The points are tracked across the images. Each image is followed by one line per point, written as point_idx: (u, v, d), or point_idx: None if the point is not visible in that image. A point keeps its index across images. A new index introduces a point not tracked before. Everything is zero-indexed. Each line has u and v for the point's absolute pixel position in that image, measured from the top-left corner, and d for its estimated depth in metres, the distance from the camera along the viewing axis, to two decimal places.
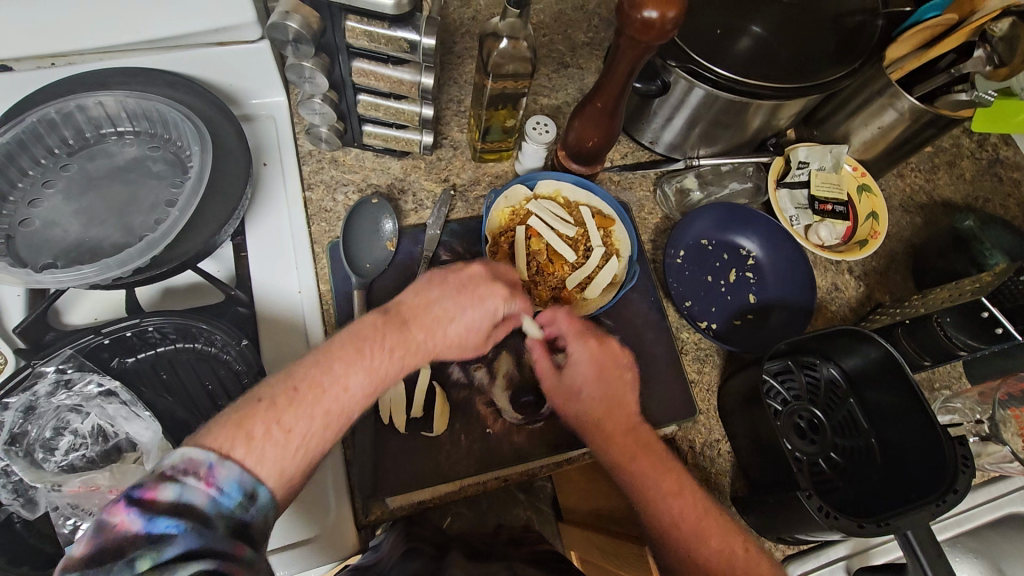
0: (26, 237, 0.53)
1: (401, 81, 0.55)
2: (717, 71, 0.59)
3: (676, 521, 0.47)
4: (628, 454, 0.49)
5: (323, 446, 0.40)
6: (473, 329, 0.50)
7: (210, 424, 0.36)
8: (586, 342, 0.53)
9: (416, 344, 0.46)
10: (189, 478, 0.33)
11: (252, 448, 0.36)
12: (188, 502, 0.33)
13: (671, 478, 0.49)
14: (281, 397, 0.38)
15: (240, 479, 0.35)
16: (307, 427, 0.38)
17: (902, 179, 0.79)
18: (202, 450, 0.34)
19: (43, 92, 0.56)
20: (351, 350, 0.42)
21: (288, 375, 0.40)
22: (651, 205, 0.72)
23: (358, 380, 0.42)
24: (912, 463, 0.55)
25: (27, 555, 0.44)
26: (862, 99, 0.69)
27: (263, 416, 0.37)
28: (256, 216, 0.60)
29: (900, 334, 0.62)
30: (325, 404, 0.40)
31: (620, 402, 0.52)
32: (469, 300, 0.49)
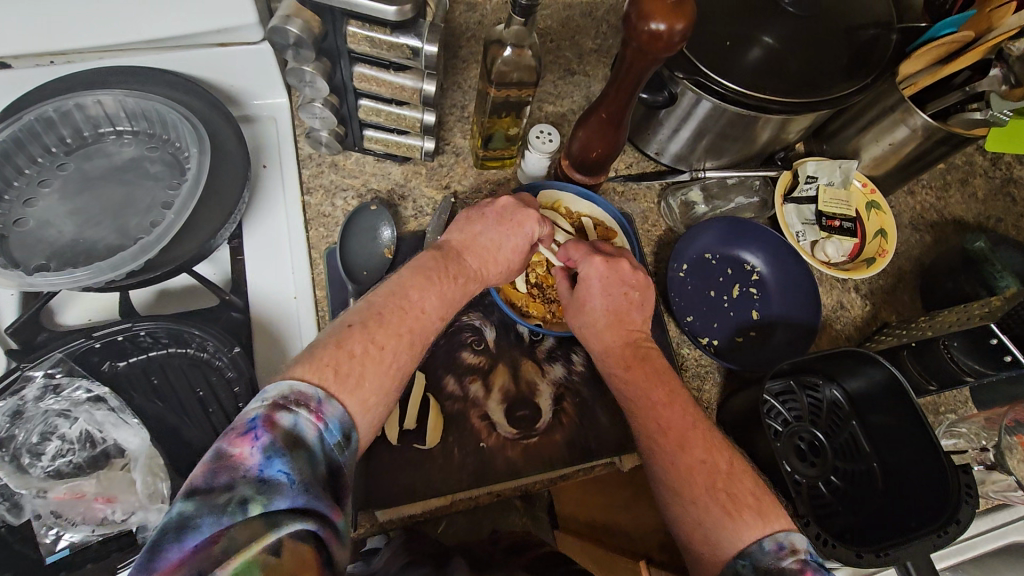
0: (21, 237, 0.52)
1: (403, 87, 0.54)
2: (725, 84, 0.57)
3: (663, 429, 0.47)
4: (624, 362, 0.52)
5: (413, 361, 0.44)
6: (517, 254, 0.54)
7: (312, 349, 0.40)
8: (593, 260, 0.54)
9: (472, 272, 0.52)
10: (302, 410, 0.35)
11: (355, 363, 0.40)
12: (301, 436, 0.34)
13: (664, 388, 0.50)
14: (370, 321, 0.43)
15: (341, 419, 0.37)
16: (396, 346, 0.43)
17: (912, 197, 0.77)
18: (311, 385, 0.37)
19: (42, 90, 0.56)
20: (422, 278, 0.48)
21: (373, 301, 0.45)
22: (655, 217, 0.71)
23: (432, 303, 0.47)
24: (914, 487, 0.54)
25: (9, 562, 0.43)
26: (873, 114, 0.67)
27: (360, 337, 0.41)
28: (254, 220, 0.60)
29: (905, 356, 0.61)
30: (407, 325, 0.44)
31: (626, 319, 0.54)
32: (509, 228, 0.54)
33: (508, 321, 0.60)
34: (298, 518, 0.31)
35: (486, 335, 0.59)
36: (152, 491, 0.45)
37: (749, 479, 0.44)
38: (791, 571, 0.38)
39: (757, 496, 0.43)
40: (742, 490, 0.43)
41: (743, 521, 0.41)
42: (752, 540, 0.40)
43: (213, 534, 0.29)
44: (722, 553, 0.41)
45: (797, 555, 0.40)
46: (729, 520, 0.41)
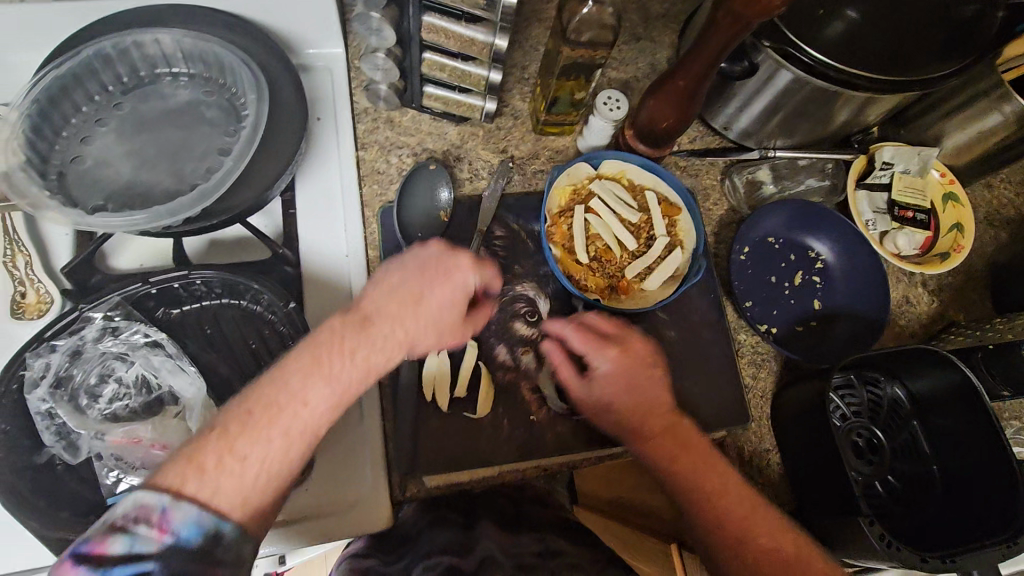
0: (78, 175, 0.51)
1: (473, 41, 0.52)
2: (812, 54, 0.53)
3: (722, 525, 0.44)
4: (666, 453, 0.47)
5: (292, 468, 0.36)
6: (447, 310, 0.43)
7: (164, 460, 0.33)
8: (609, 353, 0.49)
9: (381, 339, 0.40)
10: (141, 527, 0.31)
11: (206, 479, 0.33)
12: (136, 557, 0.30)
13: (713, 478, 0.46)
14: (233, 424, 0.35)
15: (198, 519, 0.32)
16: (265, 453, 0.34)
17: (990, 190, 0.73)
18: (152, 493, 0.32)
19: (101, 25, 0.54)
20: (309, 357, 0.37)
21: (241, 398, 0.36)
22: (717, 195, 0.68)
23: (319, 393, 0.37)
24: (979, 495, 0.51)
25: (67, 500, 0.43)
26: (963, 99, 0.63)
27: (214, 450, 0.33)
28: (307, 173, 0.58)
29: (979, 359, 0.58)
30: (283, 425, 0.35)
31: (657, 401, 0.48)
32: (436, 278, 0.43)
33: (562, 294, 0.58)
34: None
35: (540, 307, 0.57)
36: None
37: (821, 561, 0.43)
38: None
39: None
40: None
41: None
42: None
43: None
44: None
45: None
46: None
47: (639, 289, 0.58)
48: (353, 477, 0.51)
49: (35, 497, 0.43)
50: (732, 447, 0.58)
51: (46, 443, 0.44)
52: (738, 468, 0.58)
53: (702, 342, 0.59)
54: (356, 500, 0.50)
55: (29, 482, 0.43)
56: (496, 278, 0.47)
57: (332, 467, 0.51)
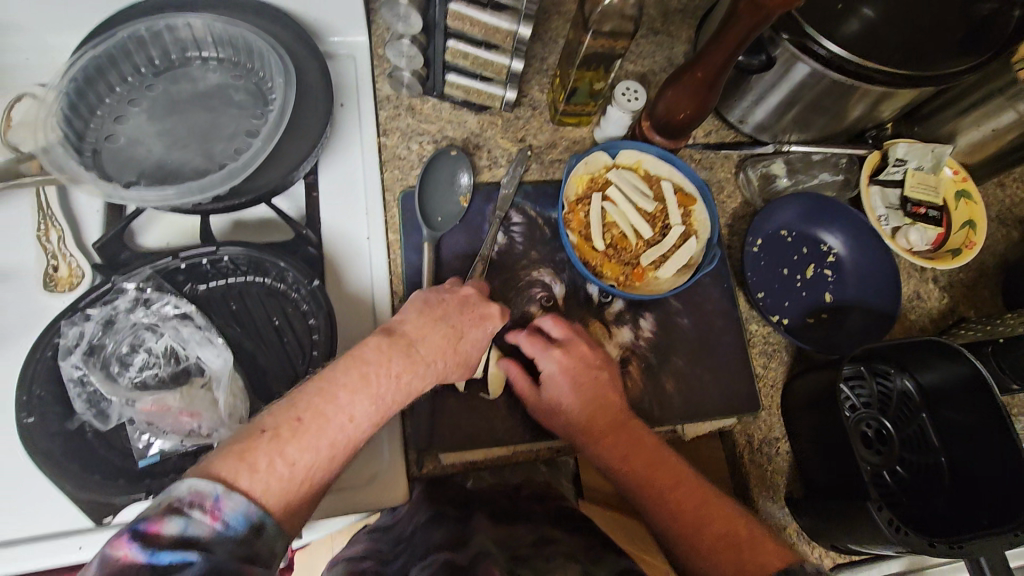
0: (112, 153, 0.53)
1: (498, 29, 0.53)
2: (828, 48, 0.54)
3: (674, 516, 0.47)
4: (618, 451, 0.50)
5: (328, 476, 0.39)
6: (474, 351, 0.50)
7: (212, 454, 0.35)
8: (552, 354, 0.53)
9: (423, 366, 0.45)
10: (195, 511, 0.32)
11: (257, 478, 0.35)
12: (190, 539, 0.31)
13: (664, 470, 0.49)
14: (283, 428, 0.37)
15: (247, 510, 0.33)
16: (311, 460, 0.37)
17: (1002, 189, 0.74)
18: (208, 480, 0.33)
19: (135, 9, 0.55)
20: (357, 375, 0.41)
21: (287, 405, 0.39)
22: (731, 187, 0.68)
23: (364, 408, 0.41)
24: (985, 487, 0.52)
25: (98, 464, 0.45)
26: (979, 96, 0.64)
27: (266, 449, 0.36)
28: (331, 156, 0.59)
29: (990, 354, 0.58)
30: (329, 436, 0.39)
31: (605, 400, 0.52)
32: (472, 321, 0.49)
33: (578, 280, 0.59)
34: None
35: (556, 292, 0.58)
36: (234, 410, 0.46)
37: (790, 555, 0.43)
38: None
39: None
40: (766, 552, 0.43)
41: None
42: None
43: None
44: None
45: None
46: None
47: (653, 277, 0.60)
48: (371, 453, 0.52)
49: (66, 460, 0.44)
50: (740, 435, 0.59)
51: (77, 410, 0.45)
52: (746, 455, 0.59)
53: (713, 331, 0.60)
54: (374, 474, 0.51)
55: (61, 446, 0.44)
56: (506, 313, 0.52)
57: None
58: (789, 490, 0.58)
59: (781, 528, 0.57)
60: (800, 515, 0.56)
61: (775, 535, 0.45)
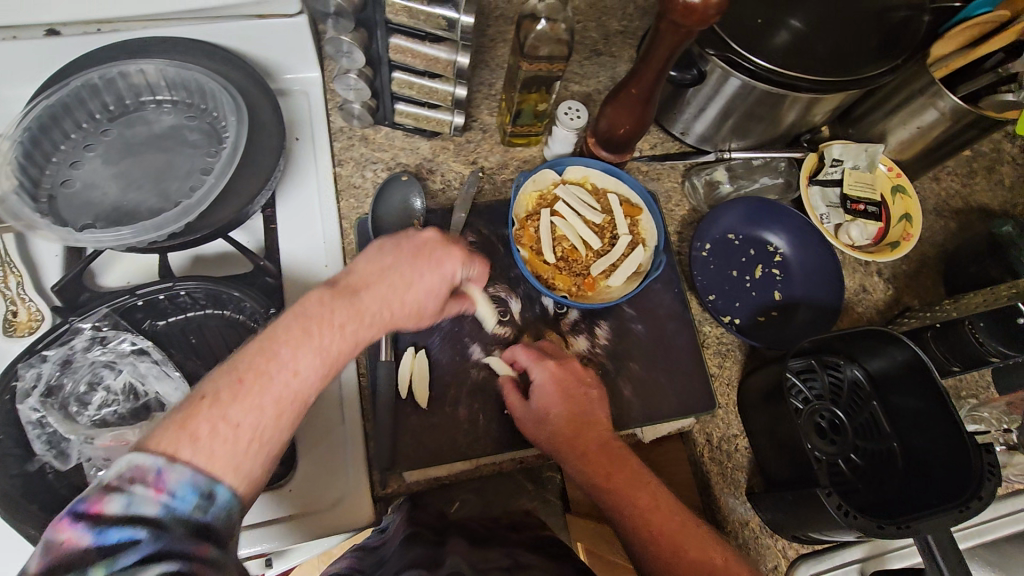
0: (67, 197, 0.54)
1: (438, 59, 0.55)
2: (755, 61, 0.58)
3: (653, 537, 0.48)
4: (603, 471, 0.50)
5: (282, 435, 0.37)
6: (432, 296, 0.47)
7: (152, 426, 0.34)
8: (546, 364, 0.54)
9: (370, 317, 0.42)
10: (137, 486, 0.31)
11: (199, 447, 0.33)
12: (136, 515, 0.30)
13: (645, 492, 0.50)
14: (224, 391, 0.35)
15: (194, 480, 0.32)
16: (257, 421, 0.35)
17: (937, 183, 0.77)
18: (148, 454, 0.32)
19: (88, 58, 0.57)
20: (298, 330, 0.39)
21: (228, 365, 0.37)
22: (679, 196, 0.71)
23: (309, 361, 0.38)
24: (934, 469, 0.54)
25: (59, 504, 0.45)
26: (902, 98, 0.67)
27: (206, 416, 0.34)
28: (287, 189, 0.61)
29: (930, 338, 0.62)
30: (273, 393, 0.36)
31: (589, 415, 0.53)
32: (427, 264, 0.46)
33: (533, 294, 0.61)
34: (154, 565, 0.30)
35: (512, 306, 0.60)
36: None
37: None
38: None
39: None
40: None
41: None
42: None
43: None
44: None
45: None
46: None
47: (604, 286, 0.62)
48: (337, 476, 0.53)
49: (26, 501, 0.44)
50: (700, 434, 0.61)
51: (37, 452, 0.46)
52: (706, 453, 0.60)
53: (667, 334, 0.62)
54: (337, 499, 0.52)
55: (21, 488, 0.45)
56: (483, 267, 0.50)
57: (318, 467, 0.53)
58: (749, 485, 0.59)
59: (745, 523, 0.58)
60: (760, 508, 0.57)
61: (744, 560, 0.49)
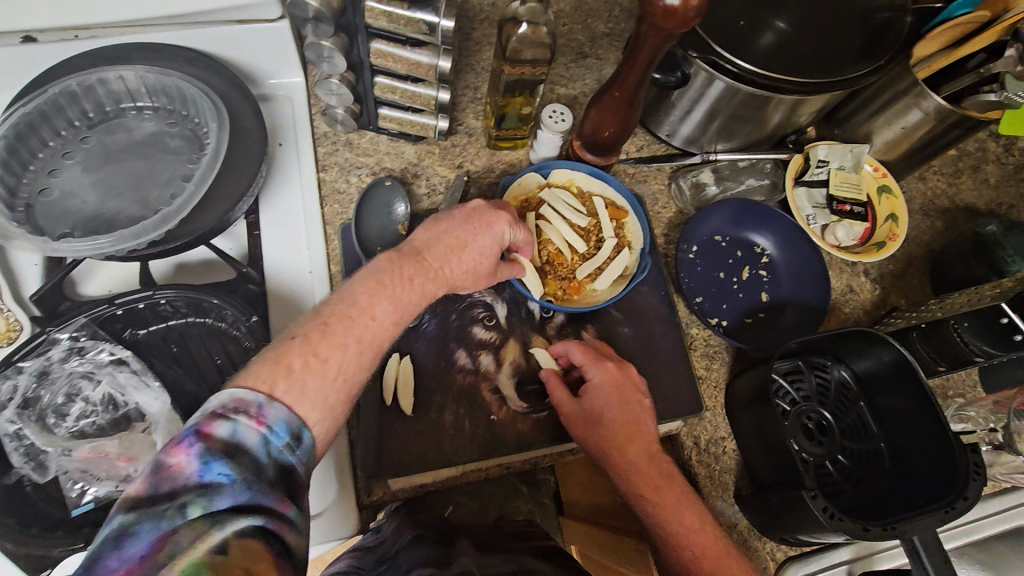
0: (45, 206, 0.54)
1: (419, 64, 0.55)
2: (739, 64, 0.57)
3: (697, 558, 0.47)
4: (652, 484, 0.50)
5: (360, 374, 0.41)
6: (484, 255, 0.52)
7: (249, 365, 0.37)
8: (604, 367, 0.55)
9: (432, 270, 0.48)
10: (241, 416, 0.34)
11: (293, 380, 0.37)
12: (239, 444, 0.33)
13: (690, 511, 0.50)
14: (313, 333, 0.40)
15: (287, 419, 0.36)
16: (341, 357, 0.40)
17: (923, 182, 0.77)
18: (250, 390, 0.35)
19: (67, 65, 0.57)
20: (373, 283, 0.44)
21: (317, 314, 0.42)
22: (665, 198, 0.71)
23: (384, 309, 0.43)
24: (921, 469, 0.54)
25: (37, 518, 0.44)
26: (886, 99, 0.67)
27: (300, 351, 0.38)
28: (270, 195, 0.61)
29: (916, 338, 0.62)
30: (355, 334, 0.41)
31: (641, 424, 0.54)
32: (478, 228, 0.52)
33: (519, 298, 0.61)
34: (245, 514, 0.31)
35: (498, 311, 0.60)
36: None
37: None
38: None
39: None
40: None
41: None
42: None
43: (153, 541, 0.29)
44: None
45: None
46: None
47: (590, 289, 0.62)
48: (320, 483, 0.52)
49: (2, 515, 0.44)
50: (687, 437, 0.60)
51: (14, 464, 0.45)
52: (694, 456, 0.60)
53: (653, 337, 0.62)
54: (322, 510, 0.52)
55: None
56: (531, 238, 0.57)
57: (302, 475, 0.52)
58: (737, 487, 0.59)
59: (733, 526, 0.58)
60: (747, 510, 0.57)
61: None
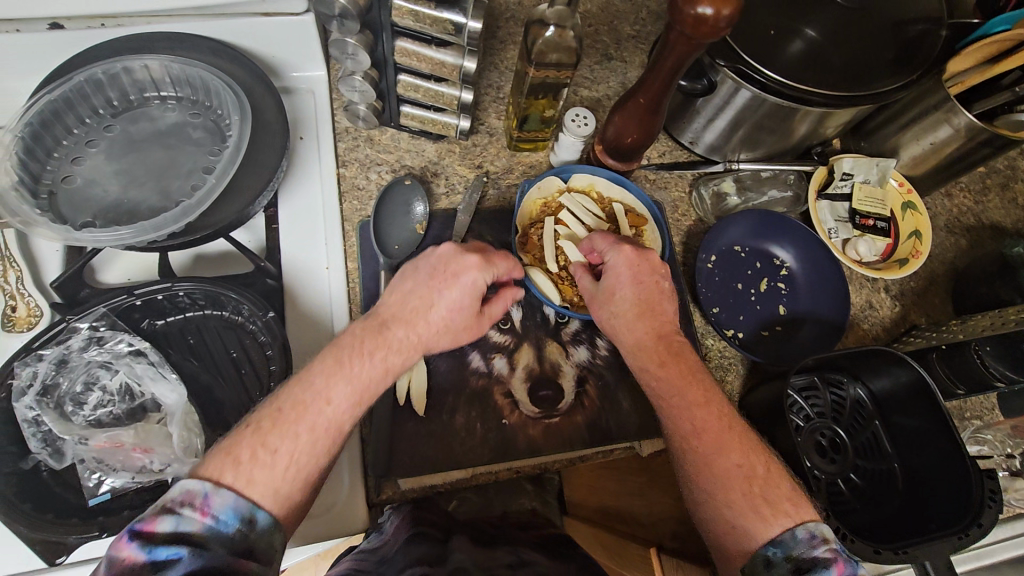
0: (68, 194, 0.54)
1: (444, 63, 0.55)
2: (766, 73, 0.57)
3: (696, 430, 0.47)
4: (656, 359, 0.51)
5: (318, 462, 0.40)
6: (454, 310, 0.49)
7: (203, 459, 0.38)
8: (622, 249, 0.55)
9: (396, 341, 0.46)
10: (185, 509, 0.35)
11: (241, 471, 0.37)
12: (182, 536, 0.34)
13: (698, 386, 0.49)
14: (266, 421, 0.40)
15: (235, 505, 0.36)
16: (292, 446, 0.39)
17: (949, 199, 0.76)
18: (198, 481, 0.36)
19: (92, 53, 0.57)
20: (331, 361, 0.43)
21: (273, 399, 0.42)
22: (685, 206, 0.71)
23: (342, 391, 0.42)
24: (935, 492, 0.53)
25: (52, 503, 0.45)
26: (916, 113, 0.66)
27: (248, 442, 0.39)
28: (289, 188, 0.61)
29: (935, 359, 0.61)
30: (308, 421, 0.40)
31: (658, 307, 0.54)
32: (444, 281, 0.50)
33: (535, 302, 0.61)
34: None
35: (512, 314, 0.60)
36: (187, 445, 0.47)
37: (785, 482, 0.44)
38: (822, 559, 0.40)
39: (790, 494, 0.44)
40: (779, 496, 0.43)
41: (783, 494, 0.43)
42: (784, 529, 0.41)
43: None
44: (753, 543, 0.42)
45: (827, 544, 0.41)
46: (769, 489, 0.44)
47: None
48: (331, 483, 0.53)
49: (18, 500, 0.44)
50: None
51: (32, 450, 0.46)
52: None
53: None
54: (334, 504, 0.52)
55: (14, 486, 0.45)
56: (516, 265, 0.54)
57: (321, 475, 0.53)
58: None
59: None
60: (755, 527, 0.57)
61: (792, 481, 0.45)
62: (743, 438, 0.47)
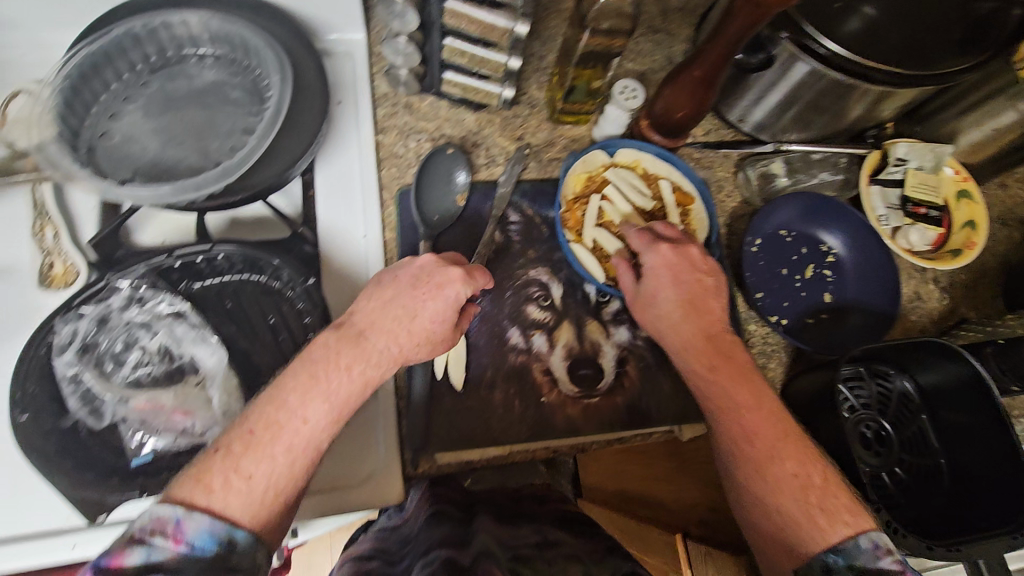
0: (107, 150, 0.53)
1: (494, 27, 0.52)
2: (829, 45, 0.53)
3: (749, 434, 0.45)
4: (706, 364, 0.49)
5: (295, 486, 0.39)
6: (438, 321, 0.46)
7: (173, 482, 0.37)
8: (659, 249, 0.54)
9: (375, 352, 0.44)
10: (156, 538, 0.34)
11: (215, 497, 0.36)
12: (154, 567, 0.34)
13: (750, 390, 0.48)
14: (237, 445, 0.39)
15: (211, 528, 0.35)
16: (269, 469, 0.38)
17: (1004, 190, 0.73)
18: (168, 506, 0.35)
19: (128, 6, 0.55)
20: (305, 376, 0.41)
21: (244, 420, 0.40)
22: (730, 187, 0.69)
23: (318, 409, 0.41)
24: (982, 488, 0.51)
25: (91, 463, 0.45)
26: (980, 96, 0.63)
27: (220, 467, 0.37)
28: (328, 153, 0.59)
29: (989, 354, 0.58)
30: (284, 442, 0.39)
31: (702, 306, 0.52)
32: (428, 291, 0.47)
33: (575, 279, 0.59)
34: None
35: (553, 292, 0.58)
36: (226, 409, 0.47)
37: (842, 489, 0.42)
38: (889, 571, 0.38)
39: (849, 503, 0.42)
40: (836, 505, 0.41)
41: (842, 504, 0.41)
42: (844, 537, 0.40)
43: None
44: (810, 549, 0.40)
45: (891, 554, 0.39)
46: (826, 499, 0.42)
47: None
48: (368, 454, 0.52)
49: (59, 457, 0.45)
50: None
51: (72, 408, 0.46)
52: None
53: None
54: (370, 474, 0.52)
55: (56, 444, 0.45)
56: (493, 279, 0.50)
57: (348, 441, 0.53)
58: None
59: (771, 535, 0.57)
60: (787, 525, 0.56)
61: (849, 488, 0.43)
62: (798, 444, 0.45)
